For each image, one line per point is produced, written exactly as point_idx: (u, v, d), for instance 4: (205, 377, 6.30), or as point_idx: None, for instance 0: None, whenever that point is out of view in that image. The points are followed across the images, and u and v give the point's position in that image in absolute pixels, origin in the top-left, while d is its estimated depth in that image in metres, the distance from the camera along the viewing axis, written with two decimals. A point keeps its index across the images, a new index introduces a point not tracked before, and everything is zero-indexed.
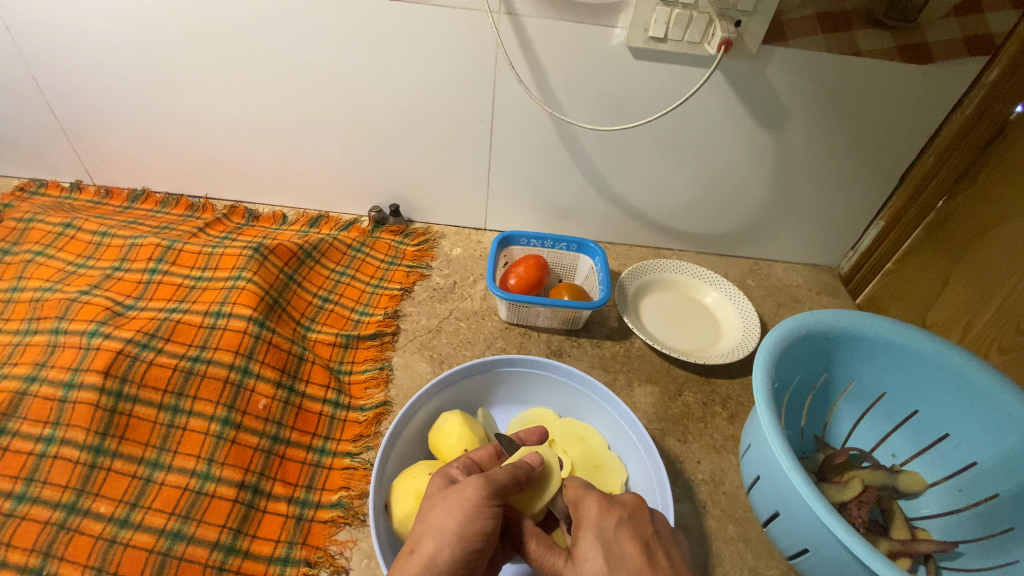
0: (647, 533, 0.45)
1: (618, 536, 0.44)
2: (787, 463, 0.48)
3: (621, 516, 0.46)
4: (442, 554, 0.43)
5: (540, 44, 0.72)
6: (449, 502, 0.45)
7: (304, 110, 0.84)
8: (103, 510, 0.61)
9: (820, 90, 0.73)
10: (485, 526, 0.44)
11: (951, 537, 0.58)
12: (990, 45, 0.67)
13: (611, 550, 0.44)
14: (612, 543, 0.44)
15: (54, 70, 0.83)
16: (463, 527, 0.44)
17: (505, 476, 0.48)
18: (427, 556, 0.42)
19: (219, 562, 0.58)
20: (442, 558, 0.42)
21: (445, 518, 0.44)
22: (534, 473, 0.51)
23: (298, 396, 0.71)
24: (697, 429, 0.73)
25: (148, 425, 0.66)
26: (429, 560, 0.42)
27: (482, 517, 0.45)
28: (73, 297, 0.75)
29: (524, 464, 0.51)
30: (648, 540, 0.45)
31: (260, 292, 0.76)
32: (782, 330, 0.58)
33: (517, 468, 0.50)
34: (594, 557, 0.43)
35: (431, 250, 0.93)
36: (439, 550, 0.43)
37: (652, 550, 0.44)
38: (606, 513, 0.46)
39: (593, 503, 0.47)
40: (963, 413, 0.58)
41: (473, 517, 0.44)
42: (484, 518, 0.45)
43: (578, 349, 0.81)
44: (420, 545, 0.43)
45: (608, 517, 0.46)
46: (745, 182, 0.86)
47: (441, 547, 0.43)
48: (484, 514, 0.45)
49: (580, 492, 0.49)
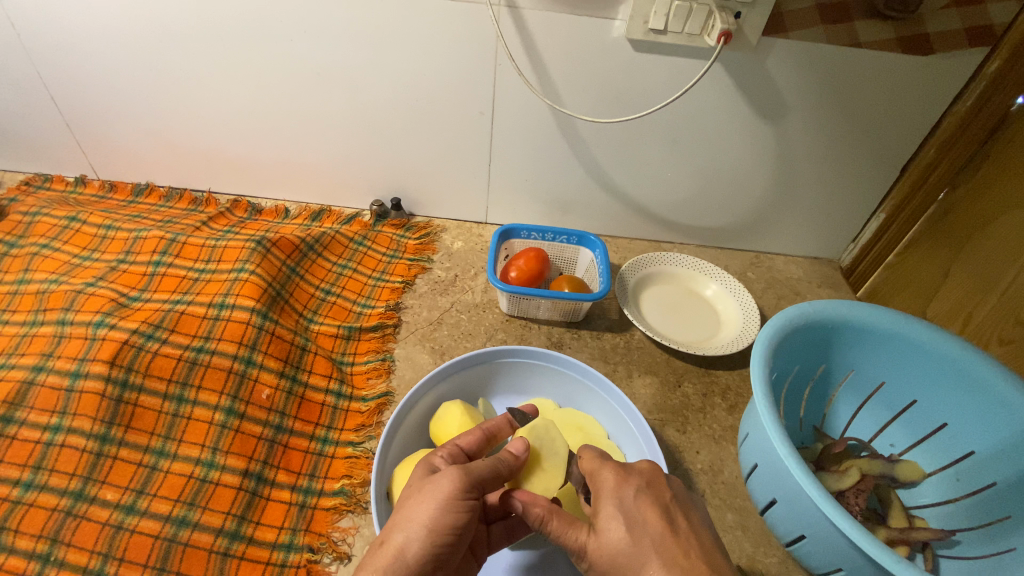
0: (666, 498, 0.46)
1: (639, 504, 0.45)
2: (784, 450, 0.49)
3: (639, 485, 0.46)
4: (410, 547, 0.43)
5: (540, 37, 0.72)
6: (424, 493, 0.46)
7: (305, 106, 0.84)
8: (110, 497, 0.61)
9: (820, 82, 0.73)
10: (457, 520, 0.45)
11: (949, 525, 0.58)
12: (991, 36, 0.67)
13: (633, 518, 0.44)
14: (633, 511, 0.45)
15: (60, 67, 0.84)
16: (432, 520, 0.44)
17: (485, 469, 0.49)
18: (396, 548, 0.43)
19: (224, 548, 0.59)
20: (410, 551, 0.43)
21: (415, 510, 0.45)
22: (517, 464, 0.52)
23: (301, 386, 0.72)
24: (696, 420, 0.73)
25: (153, 415, 0.67)
26: (397, 553, 0.43)
27: (454, 511, 0.45)
28: (78, 289, 0.77)
29: (507, 456, 0.51)
30: (667, 504, 0.46)
31: (262, 284, 0.77)
32: (781, 319, 0.59)
33: (499, 460, 0.51)
34: (617, 528, 0.44)
35: (432, 243, 0.94)
36: (407, 543, 0.44)
37: (672, 516, 0.45)
38: (624, 482, 0.46)
39: (610, 473, 0.47)
40: (960, 402, 0.58)
41: (444, 511, 0.45)
42: (456, 512, 0.45)
43: (579, 341, 0.81)
44: (390, 538, 0.44)
45: (627, 486, 0.46)
46: (745, 175, 0.86)
47: (410, 541, 0.44)
48: (457, 507, 0.45)
49: (597, 464, 0.49)
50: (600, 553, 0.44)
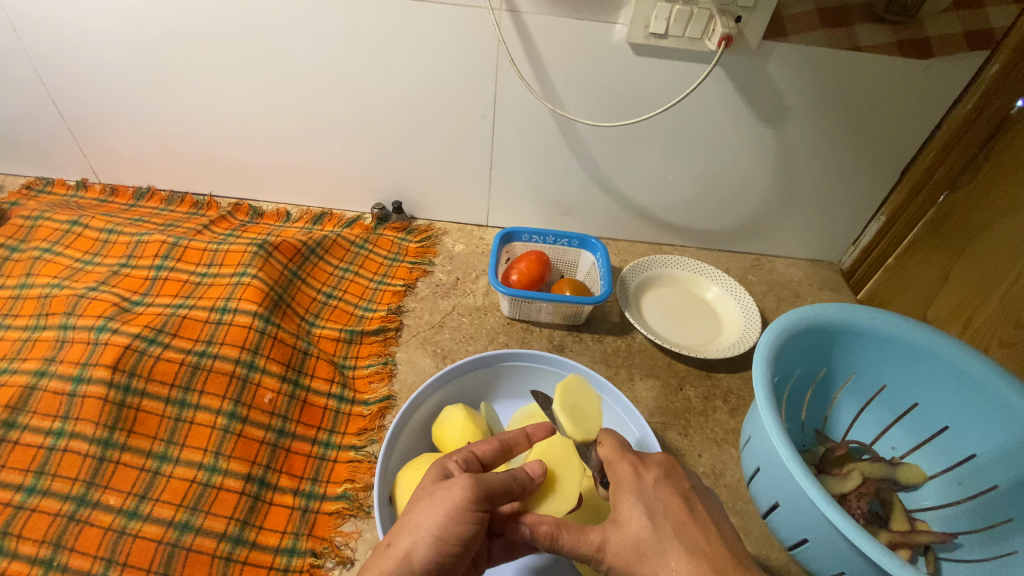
0: (685, 487, 0.47)
1: (659, 492, 0.46)
2: (787, 454, 0.49)
3: (657, 474, 0.48)
4: (416, 552, 0.44)
5: (541, 41, 0.72)
6: (435, 498, 0.46)
7: (306, 109, 0.84)
8: (113, 502, 0.61)
9: (821, 86, 0.74)
10: (465, 531, 0.45)
11: (950, 528, 0.58)
12: (990, 39, 0.68)
13: (653, 507, 0.45)
14: (653, 500, 0.46)
15: (61, 70, 0.84)
16: (440, 528, 0.44)
17: (498, 482, 0.48)
18: (403, 551, 0.44)
19: (227, 553, 0.59)
20: (416, 556, 0.44)
21: (425, 516, 0.45)
22: (531, 484, 0.51)
23: (303, 390, 0.72)
24: (698, 423, 0.73)
25: (156, 419, 0.67)
26: (403, 556, 0.44)
27: (463, 521, 0.45)
28: (81, 293, 0.77)
29: (522, 476, 0.51)
30: (687, 493, 0.47)
31: (264, 288, 0.77)
32: (783, 323, 0.59)
33: (513, 478, 0.50)
34: (640, 515, 0.45)
35: (433, 247, 0.94)
36: (414, 547, 0.44)
37: (691, 503, 0.46)
38: (642, 473, 0.48)
39: (626, 463, 0.49)
40: (962, 406, 0.58)
41: (453, 521, 0.45)
42: (465, 523, 0.45)
43: (581, 344, 0.82)
44: (397, 541, 0.45)
45: (645, 476, 0.47)
46: (746, 178, 0.86)
47: (416, 545, 0.44)
48: (466, 519, 0.45)
49: (616, 454, 0.50)
50: (622, 543, 0.44)
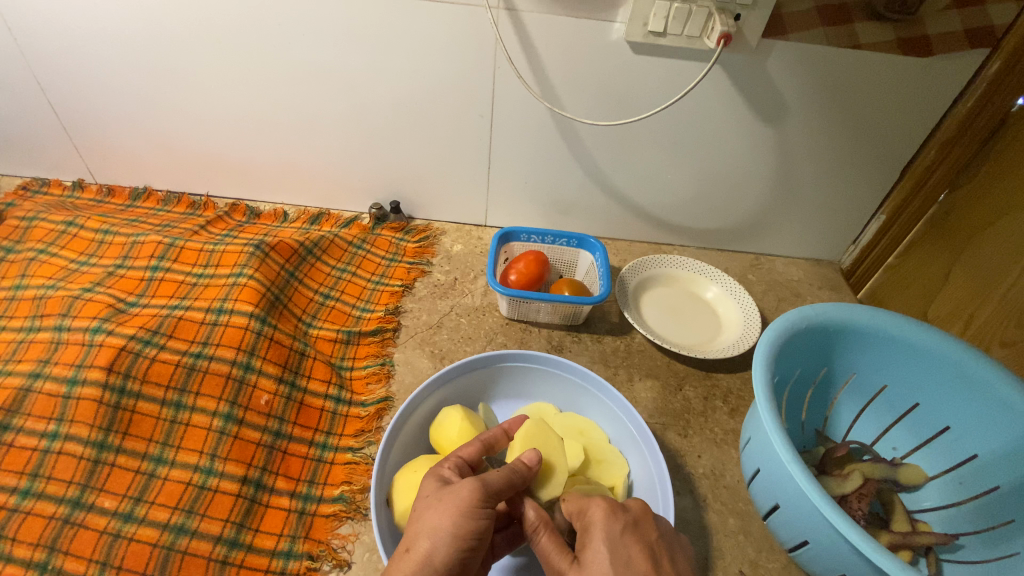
0: (651, 538, 0.46)
1: (625, 540, 0.45)
2: (788, 455, 0.48)
3: (627, 522, 0.47)
4: (437, 552, 0.43)
5: (539, 38, 0.71)
6: (445, 501, 0.45)
7: (303, 108, 0.84)
8: (107, 504, 0.61)
9: (820, 84, 0.73)
10: (479, 526, 0.45)
11: (952, 529, 0.58)
12: (991, 37, 0.67)
13: (619, 554, 0.44)
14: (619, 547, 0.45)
15: (55, 70, 0.83)
16: (457, 527, 0.44)
17: (499, 479, 0.48)
18: (422, 554, 0.43)
19: (223, 556, 0.58)
20: (438, 556, 0.43)
21: (439, 517, 0.44)
22: (529, 474, 0.50)
23: (300, 392, 0.71)
24: (698, 424, 0.73)
25: (151, 421, 0.66)
26: (424, 558, 0.43)
27: (476, 518, 0.45)
28: (76, 294, 0.76)
29: (519, 466, 0.50)
30: (652, 544, 0.46)
31: (261, 289, 0.77)
32: (784, 322, 0.58)
33: (511, 469, 0.50)
34: (603, 561, 0.44)
35: (431, 247, 0.94)
36: (434, 549, 0.43)
37: (657, 557, 0.45)
38: (613, 516, 0.47)
39: (599, 507, 0.47)
40: (963, 406, 0.58)
41: (467, 518, 0.44)
42: (478, 518, 0.45)
43: (579, 344, 0.81)
44: (415, 545, 0.44)
45: (616, 520, 0.46)
46: (745, 177, 0.86)
47: (436, 545, 0.43)
48: (478, 515, 0.45)
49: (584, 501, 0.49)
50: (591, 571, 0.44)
